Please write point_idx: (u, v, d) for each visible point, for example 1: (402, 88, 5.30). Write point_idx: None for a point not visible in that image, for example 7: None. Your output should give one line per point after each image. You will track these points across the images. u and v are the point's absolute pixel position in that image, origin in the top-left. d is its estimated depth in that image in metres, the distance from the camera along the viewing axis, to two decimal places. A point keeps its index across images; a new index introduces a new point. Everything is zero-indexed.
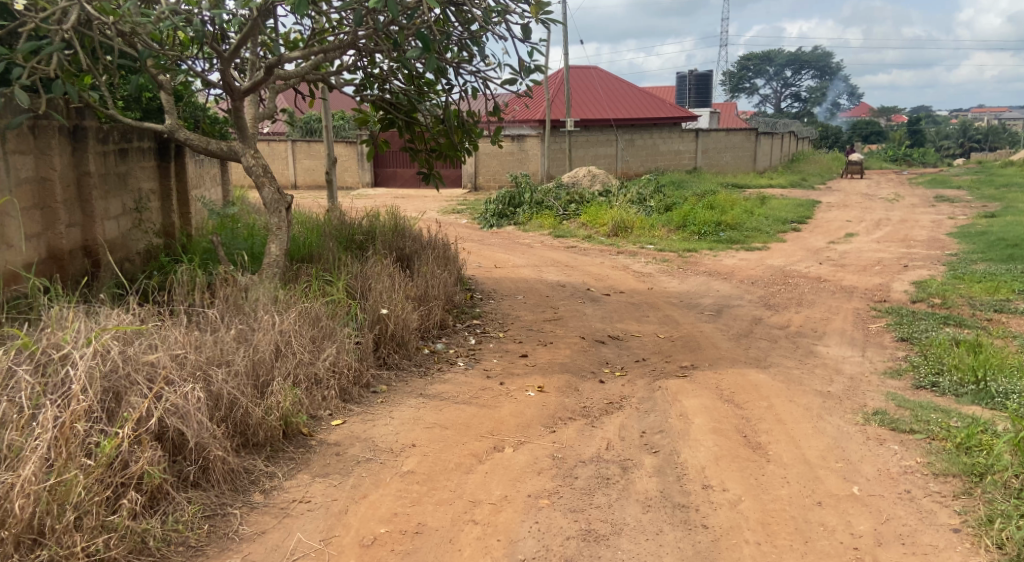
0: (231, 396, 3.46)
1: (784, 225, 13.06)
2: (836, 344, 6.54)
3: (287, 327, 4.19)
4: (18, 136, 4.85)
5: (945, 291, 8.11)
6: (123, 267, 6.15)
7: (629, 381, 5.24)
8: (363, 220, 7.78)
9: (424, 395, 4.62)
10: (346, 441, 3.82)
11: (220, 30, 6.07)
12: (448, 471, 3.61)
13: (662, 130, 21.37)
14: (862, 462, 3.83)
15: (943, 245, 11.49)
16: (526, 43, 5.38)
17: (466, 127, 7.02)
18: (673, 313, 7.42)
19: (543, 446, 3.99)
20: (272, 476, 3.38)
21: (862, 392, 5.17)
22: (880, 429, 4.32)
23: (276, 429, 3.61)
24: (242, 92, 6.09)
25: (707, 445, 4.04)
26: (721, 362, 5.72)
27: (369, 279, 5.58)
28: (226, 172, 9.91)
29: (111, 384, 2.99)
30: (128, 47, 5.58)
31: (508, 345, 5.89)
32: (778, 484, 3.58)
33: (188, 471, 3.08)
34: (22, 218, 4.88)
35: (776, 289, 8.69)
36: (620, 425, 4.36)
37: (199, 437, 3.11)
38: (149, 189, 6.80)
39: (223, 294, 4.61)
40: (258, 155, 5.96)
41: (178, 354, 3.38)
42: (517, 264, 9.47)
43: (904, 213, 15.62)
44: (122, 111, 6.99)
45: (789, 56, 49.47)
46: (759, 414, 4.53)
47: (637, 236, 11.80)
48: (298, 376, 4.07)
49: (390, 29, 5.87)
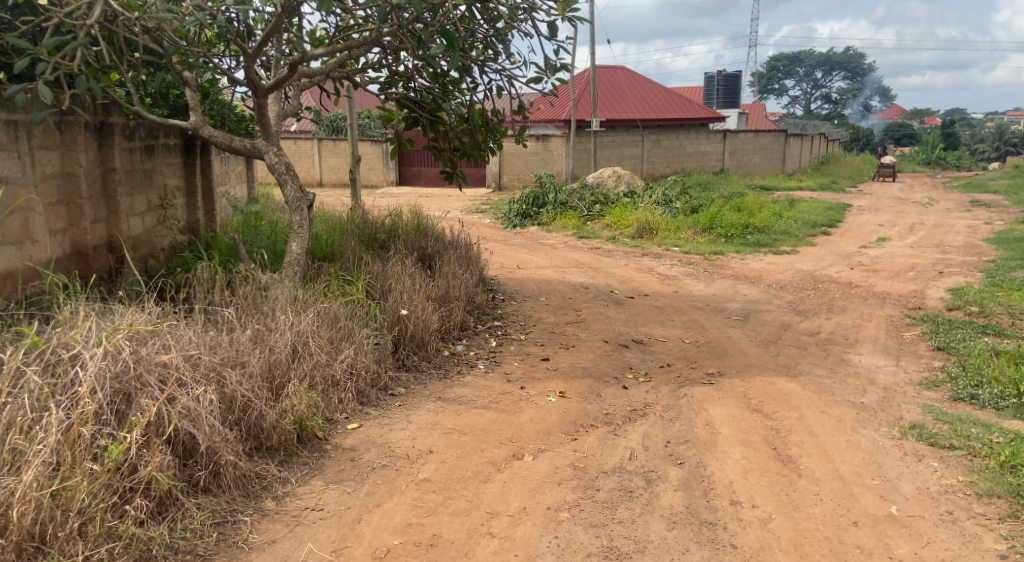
0: (245, 399, 3.37)
1: (813, 229, 12.76)
2: (869, 352, 6.33)
3: (306, 328, 4.10)
4: (44, 132, 4.83)
5: (983, 299, 7.83)
6: (148, 264, 6.12)
7: (654, 388, 5.09)
8: (386, 219, 7.70)
9: (443, 399, 4.51)
10: (362, 446, 3.72)
11: (246, 28, 6.02)
12: (466, 479, 3.50)
13: (689, 131, 21.10)
14: (900, 480, 3.65)
15: (980, 250, 11.16)
16: (552, 41, 5.24)
17: (491, 126, 6.86)
18: (699, 317, 7.25)
19: (564, 454, 3.86)
20: (285, 482, 3.29)
21: (897, 404, 4.97)
22: (919, 444, 4.14)
23: (290, 433, 3.52)
24: (266, 89, 6.04)
25: (735, 457, 3.88)
26: (749, 370, 5.55)
27: (389, 279, 5.49)
28: (252, 169, 9.91)
29: (122, 386, 2.91)
30: (153, 43, 5.54)
31: (530, 348, 5.77)
32: (811, 502, 3.42)
33: (198, 477, 2.99)
34: (46, 213, 4.86)
35: (806, 293, 8.47)
36: (644, 433, 4.22)
37: (210, 441, 3.03)
38: (174, 185, 6.77)
39: (242, 292, 4.54)
40: (281, 153, 5.88)
41: (192, 354, 3.29)
42: (540, 265, 9.35)
43: (939, 217, 15.23)
44: (149, 107, 6.98)
45: (819, 57, 48.69)
46: (789, 425, 4.36)
47: (662, 237, 11.62)
48: (315, 378, 3.98)
49: (415, 25, 5.78)
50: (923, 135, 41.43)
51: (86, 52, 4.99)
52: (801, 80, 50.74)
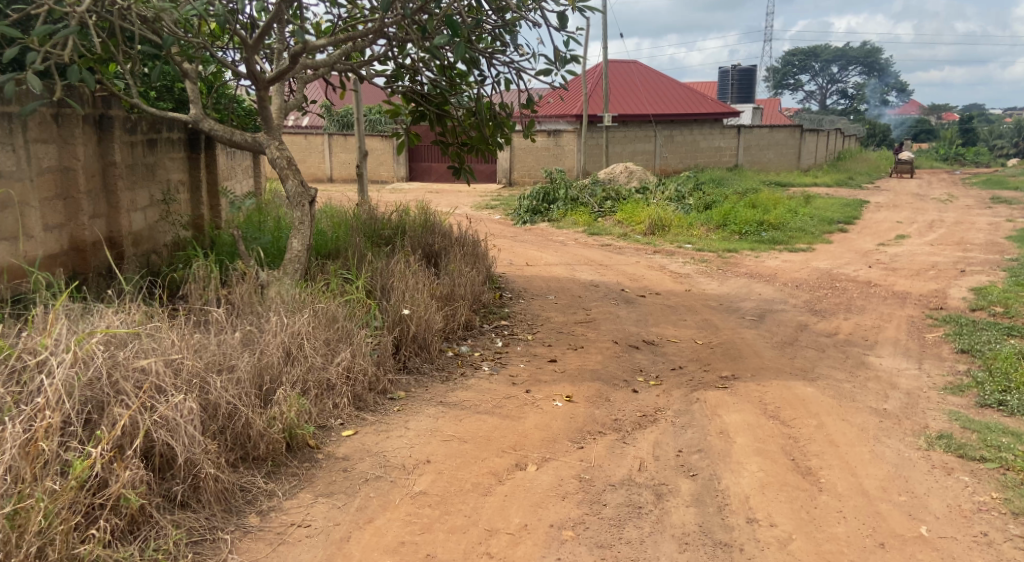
0: (230, 407, 3.17)
1: (829, 226, 12.45)
2: (890, 355, 6.07)
3: (300, 330, 3.90)
4: (40, 124, 4.66)
5: (1007, 298, 7.54)
6: (150, 260, 5.93)
7: (665, 391, 4.87)
8: (393, 214, 7.49)
9: (444, 404, 4.31)
10: (356, 455, 3.52)
11: (249, 18, 5.82)
12: (464, 492, 3.29)
13: (702, 126, 20.77)
14: (928, 496, 3.43)
15: (1002, 248, 10.84)
16: (562, 31, 5.01)
17: (499, 120, 6.60)
18: (712, 317, 7.01)
19: (570, 464, 3.65)
20: (271, 495, 3.09)
21: (922, 411, 4.72)
22: (947, 455, 3.90)
23: (279, 442, 3.32)
24: (268, 81, 5.82)
25: (751, 469, 3.66)
26: (764, 373, 5.30)
27: (391, 277, 5.28)
28: (258, 164, 9.77)
29: (93, 394, 2.75)
30: (152, 34, 5.37)
31: (537, 349, 5.55)
32: (833, 520, 3.20)
33: (176, 491, 2.81)
34: (42, 207, 4.70)
35: (823, 293, 8.21)
36: (655, 442, 3.99)
37: (189, 453, 2.84)
38: (178, 180, 6.62)
39: (238, 292, 4.36)
40: (283, 147, 5.68)
41: (174, 359, 3.10)
42: (550, 262, 9.13)
43: (959, 214, 14.87)
44: (154, 101, 6.85)
45: (835, 51, 47.99)
46: (808, 434, 4.14)
47: (674, 235, 11.35)
48: (308, 383, 3.79)
49: (420, 17, 5.57)
50: (940, 130, 40.84)
51: (79, 42, 4.81)
52: (816, 75, 50.10)
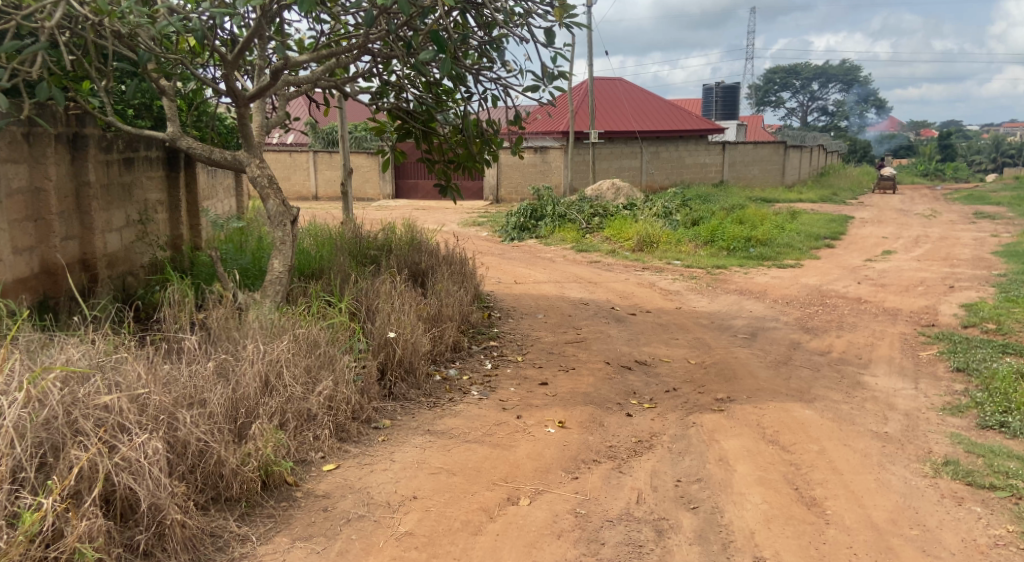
0: (199, 444, 2.97)
1: (816, 242, 12.36)
2: (885, 374, 5.94)
3: (278, 357, 3.70)
4: (10, 144, 4.43)
5: (999, 315, 7.44)
6: (125, 282, 5.70)
7: (659, 415, 4.70)
8: (377, 232, 7.29)
9: (431, 432, 4.11)
10: (337, 492, 3.31)
11: (228, 34, 5.63)
12: (453, 532, 3.09)
13: (688, 143, 20.78)
14: (941, 530, 3.28)
15: (988, 264, 10.80)
16: (549, 47, 4.87)
17: (486, 137, 6.39)
18: (704, 336, 6.85)
19: (564, 497, 3.46)
20: (244, 540, 2.89)
21: (923, 435, 4.57)
22: (955, 484, 3.75)
23: (253, 481, 3.10)
24: (249, 99, 5.62)
25: (754, 501, 3.49)
26: (761, 395, 5.14)
27: (375, 299, 5.10)
28: (240, 182, 9.55)
29: (49, 436, 2.56)
30: (128, 49, 5.18)
31: (527, 371, 5.37)
32: (844, 558, 3.04)
33: (138, 540, 2.61)
34: (12, 229, 4.46)
35: (813, 310, 8.10)
36: (652, 471, 3.81)
37: (153, 497, 2.63)
38: (156, 200, 6.41)
39: (217, 316, 4.15)
40: (265, 166, 5.46)
41: (139, 394, 2.90)
42: (538, 279, 8.98)
43: (944, 230, 14.84)
44: (131, 119, 6.65)
45: (817, 68, 48.49)
46: (810, 460, 3.98)
47: (662, 251, 11.22)
48: (287, 414, 3.57)
49: (404, 33, 5.41)
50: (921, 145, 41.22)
51: (50, 58, 4.61)
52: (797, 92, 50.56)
